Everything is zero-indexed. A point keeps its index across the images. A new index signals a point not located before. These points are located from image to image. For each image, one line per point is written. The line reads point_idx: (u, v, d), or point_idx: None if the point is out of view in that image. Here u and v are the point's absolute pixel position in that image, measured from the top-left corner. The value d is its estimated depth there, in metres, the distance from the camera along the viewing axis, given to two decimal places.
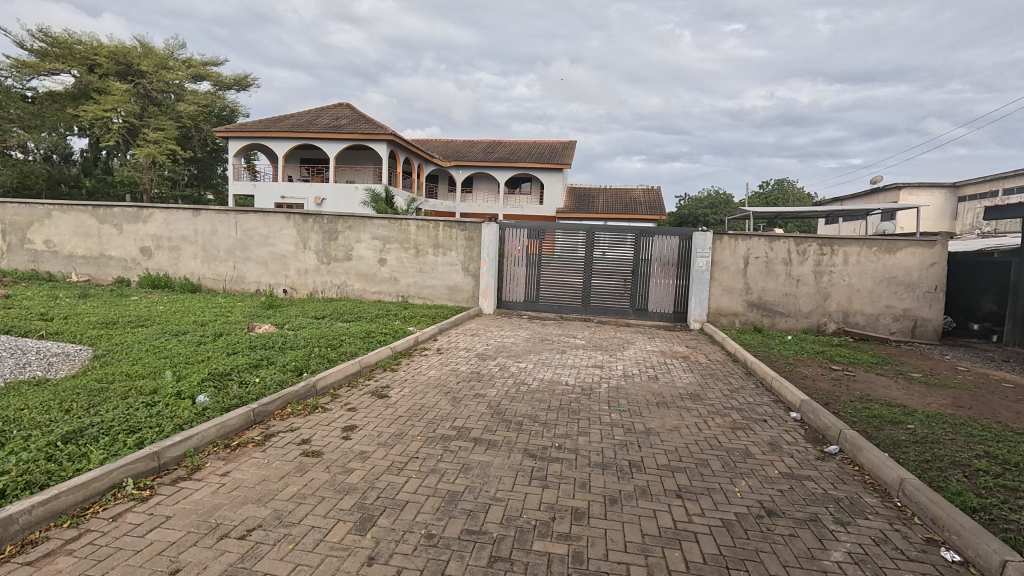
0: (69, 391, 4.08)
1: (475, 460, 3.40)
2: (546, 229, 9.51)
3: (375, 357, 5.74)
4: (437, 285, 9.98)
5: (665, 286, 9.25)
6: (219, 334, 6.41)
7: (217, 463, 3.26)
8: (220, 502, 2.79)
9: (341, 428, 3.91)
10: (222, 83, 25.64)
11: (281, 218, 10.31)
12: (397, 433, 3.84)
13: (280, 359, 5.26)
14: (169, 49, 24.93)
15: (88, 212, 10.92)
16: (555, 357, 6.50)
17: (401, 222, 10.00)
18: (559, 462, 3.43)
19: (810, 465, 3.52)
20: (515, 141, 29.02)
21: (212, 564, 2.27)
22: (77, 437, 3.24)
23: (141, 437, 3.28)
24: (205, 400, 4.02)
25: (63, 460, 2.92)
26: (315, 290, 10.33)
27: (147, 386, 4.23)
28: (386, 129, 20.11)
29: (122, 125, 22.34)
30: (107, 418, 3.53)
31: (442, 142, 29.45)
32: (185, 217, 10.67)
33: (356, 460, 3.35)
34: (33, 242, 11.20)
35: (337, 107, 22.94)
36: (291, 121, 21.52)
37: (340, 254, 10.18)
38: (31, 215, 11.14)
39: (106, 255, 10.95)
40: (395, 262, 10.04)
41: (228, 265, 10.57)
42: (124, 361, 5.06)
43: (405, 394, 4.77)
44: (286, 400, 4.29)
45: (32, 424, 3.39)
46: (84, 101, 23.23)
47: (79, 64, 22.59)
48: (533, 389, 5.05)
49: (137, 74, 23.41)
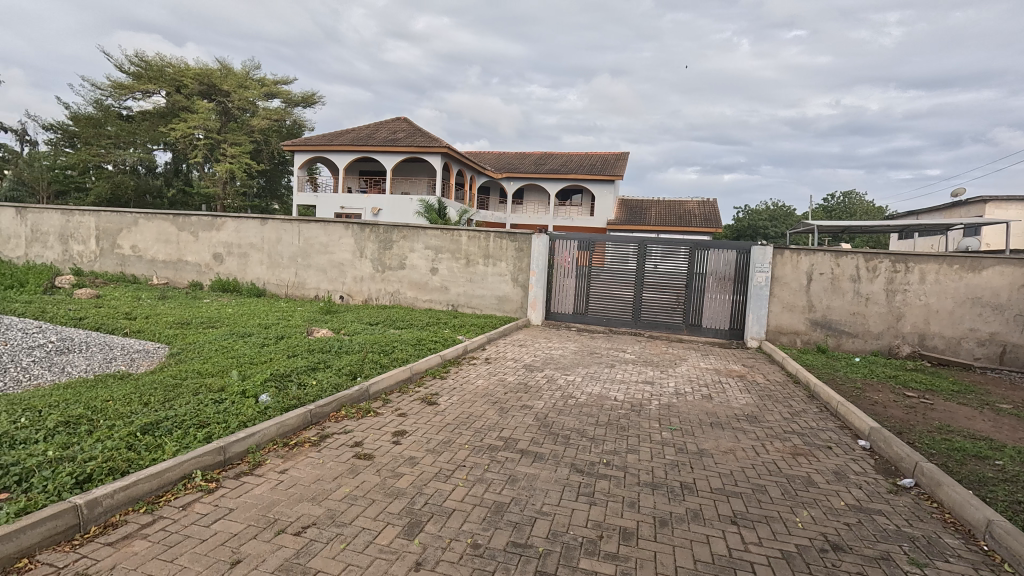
0: (147, 386, 4.40)
1: (522, 472, 3.39)
2: (596, 242, 9.43)
3: (426, 364, 5.86)
4: (487, 295, 10.07)
5: (720, 301, 8.93)
6: (281, 338, 6.72)
7: (276, 460, 3.43)
8: (278, 498, 2.93)
9: (391, 432, 4.00)
10: (291, 99, 27.25)
11: (341, 227, 10.78)
12: (446, 440, 3.90)
13: (335, 363, 5.46)
14: (246, 69, 26.81)
15: (169, 221, 11.85)
16: (604, 371, 6.39)
17: (452, 233, 10.20)
18: (607, 479, 3.35)
19: (882, 499, 3.27)
20: (566, 153, 29.09)
21: (270, 558, 2.38)
22: (154, 429, 3.49)
23: (210, 432, 3.49)
24: (267, 399, 4.23)
25: (141, 450, 3.16)
26: (369, 297, 10.70)
27: (215, 384, 4.50)
28: (441, 142, 20.68)
29: (205, 141, 24.08)
30: (179, 413, 3.78)
31: (495, 155, 29.96)
32: (253, 225, 11.35)
33: (406, 465, 3.42)
34: (121, 247, 12.23)
35: (395, 122, 23.81)
36: (352, 135, 22.53)
37: (394, 263, 10.51)
38: (120, 223, 12.18)
39: (183, 260, 11.81)
40: (446, 271, 10.24)
41: (290, 272, 11.14)
42: (196, 359, 5.41)
43: (454, 402, 4.84)
44: (341, 402, 4.45)
45: (116, 415, 3.69)
46: (171, 118, 25.32)
47: (168, 85, 24.73)
48: (581, 403, 5.00)
49: (217, 93, 25.29)
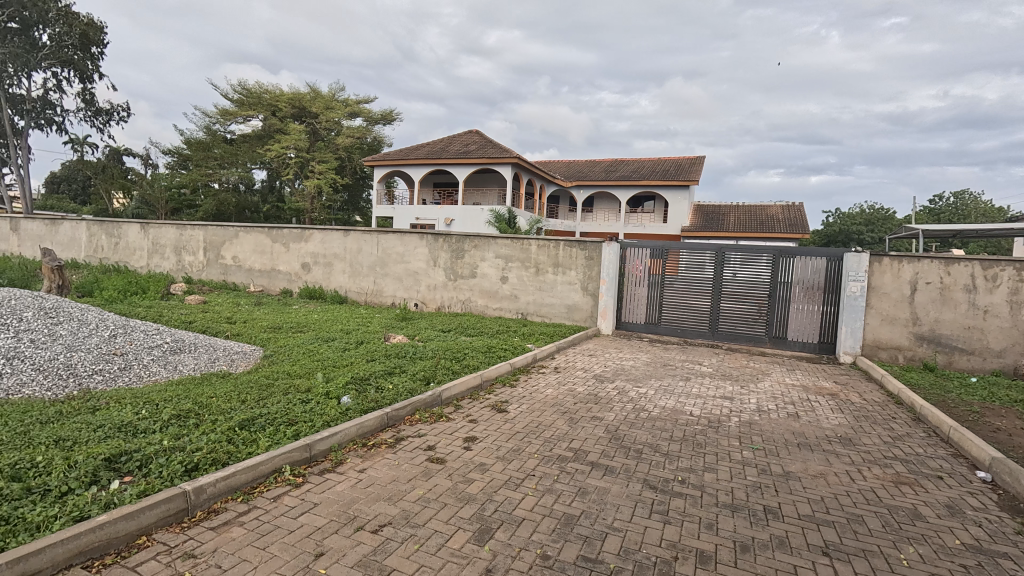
0: (245, 384, 4.82)
1: (592, 485, 3.33)
2: (669, 248, 9.11)
3: (496, 372, 5.94)
4: (557, 304, 10.04)
5: (808, 313, 8.33)
6: (360, 343, 7.10)
7: (356, 460, 3.61)
8: (358, 495, 3.08)
9: (462, 438, 4.09)
10: (372, 118, 28.89)
11: (416, 237, 11.23)
12: (516, 448, 3.92)
13: (410, 368, 5.67)
14: (332, 92, 28.82)
15: (265, 233, 12.93)
16: (678, 384, 6.14)
17: (522, 242, 10.30)
18: (682, 498, 3.21)
19: (1006, 540, 2.87)
20: (638, 159, 28.49)
21: (350, 553, 2.50)
22: (250, 425, 3.80)
23: (298, 430, 3.75)
24: (348, 401, 4.48)
25: (240, 443, 3.45)
26: (442, 305, 11.03)
27: (302, 385, 4.83)
28: (512, 152, 21.02)
29: (296, 159, 26.09)
30: (272, 411, 4.10)
31: (565, 163, 29.96)
32: (337, 237, 12.11)
33: (477, 471, 3.47)
34: (224, 258, 13.50)
35: (468, 134, 24.52)
36: (427, 149, 23.46)
37: (466, 272, 10.77)
38: (224, 236, 13.46)
39: (276, 269, 12.82)
40: (516, 279, 10.34)
41: (370, 280, 11.74)
42: (286, 362, 5.85)
43: (523, 410, 4.86)
44: (416, 406, 4.61)
45: (219, 410, 4.06)
46: (267, 140, 27.71)
47: (266, 110, 27.12)
48: (654, 417, 4.83)
49: (307, 115, 27.36)
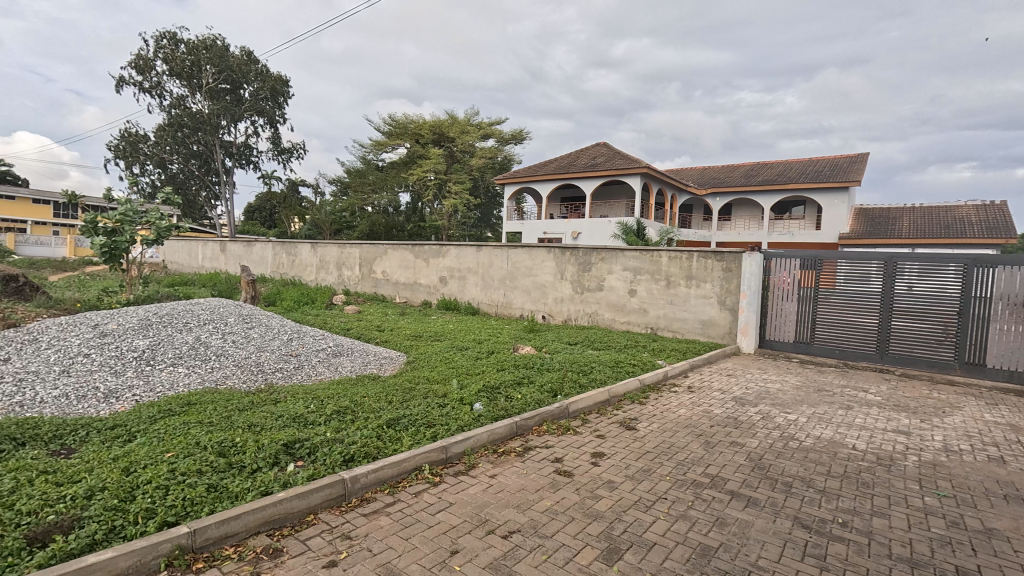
0: (391, 387, 5.32)
1: (733, 517, 3.07)
2: (824, 259, 8.13)
3: (624, 388, 5.78)
4: (690, 319, 9.49)
5: (1015, 336, 6.68)
6: (491, 353, 7.42)
7: (487, 465, 3.77)
8: (489, 500, 3.21)
9: (590, 453, 4.05)
10: (503, 138, 30.33)
11: (544, 251, 11.47)
12: (646, 468, 3.77)
13: (537, 380, 5.76)
14: (467, 116, 30.90)
15: (409, 250, 14.22)
16: (837, 413, 5.40)
17: (652, 254, 9.94)
18: (843, 544, 2.81)
19: None
20: (785, 161, 25.91)
21: (481, 554, 2.61)
22: (395, 424, 4.19)
23: (436, 432, 4.03)
24: (480, 408, 4.70)
25: (387, 440, 3.81)
26: (569, 318, 11.07)
27: (440, 391, 5.19)
28: (641, 162, 20.54)
29: (435, 181, 28.36)
30: (414, 413, 4.46)
31: (699, 170, 28.37)
32: (470, 252, 12.86)
33: (605, 488, 3.41)
34: (375, 272, 15.10)
35: (595, 147, 24.50)
36: (555, 164, 23.92)
37: (593, 285, 10.70)
38: (375, 252, 15.08)
39: (418, 282, 14.00)
40: (646, 292, 10.00)
41: (500, 293, 12.25)
42: (425, 368, 6.33)
43: (654, 429, 4.66)
44: (543, 418, 4.68)
45: (370, 409, 4.54)
46: (411, 165, 30.55)
47: (411, 138, 29.96)
48: (807, 448, 4.30)
49: (446, 140, 29.64)
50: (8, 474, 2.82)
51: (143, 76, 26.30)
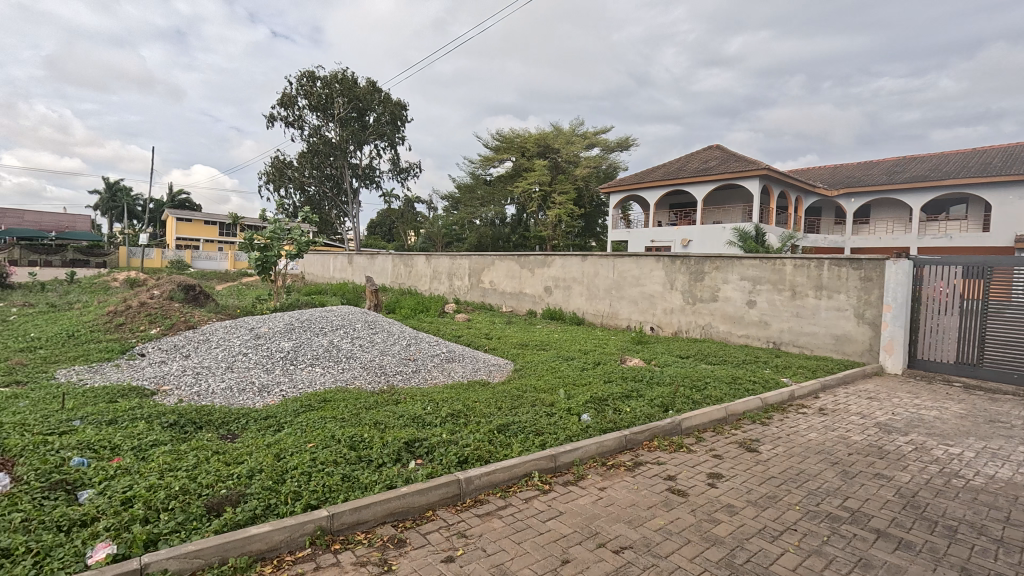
0: (500, 393, 5.48)
1: (879, 559, 2.71)
2: (994, 266, 6.92)
3: (744, 407, 5.37)
4: (820, 333, 8.58)
5: None
6: (598, 364, 7.32)
7: (597, 477, 3.72)
8: (599, 513, 3.17)
9: (706, 473, 3.82)
10: (608, 146, 30.00)
11: (653, 260, 11.10)
12: (770, 494, 3.48)
13: (647, 394, 5.57)
14: (572, 127, 31.08)
15: (515, 260, 14.59)
16: (1017, 449, 4.53)
17: (774, 262, 9.18)
18: None
19: None
20: (939, 153, 22.53)
21: (593, 567, 2.58)
22: (505, 430, 4.30)
23: (544, 441, 4.07)
24: (588, 418, 4.66)
25: (497, 445, 3.93)
26: (679, 330, 10.58)
27: (547, 400, 5.24)
28: (759, 164, 19.12)
29: (540, 192, 28.81)
30: (523, 420, 4.55)
31: (829, 169, 25.68)
32: (575, 261, 12.85)
33: (724, 512, 3.20)
34: (483, 282, 15.69)
35: (707, 150, 23.28)
36: (663, 170, 23.10)
37: (706, 295, 10.13)
38: (483, 263, 15.67)
39: (524, 292, 14.28)
40: (767, 304, 9.24)
41: (606, 303, 12.07)
42: (532, 376, 6.43)
43: (779, 453, 4.27)
44: (654, 432, 4.52)
45: (481, 414, 4.72)
46: (517, 177, 31.36)
47: (517, 152, 30.75)
48: (976, 488, 3.66)
49: (551, 152, 30.05)
50: (192, 452, 3.37)
51: (287, 112, 30.09)
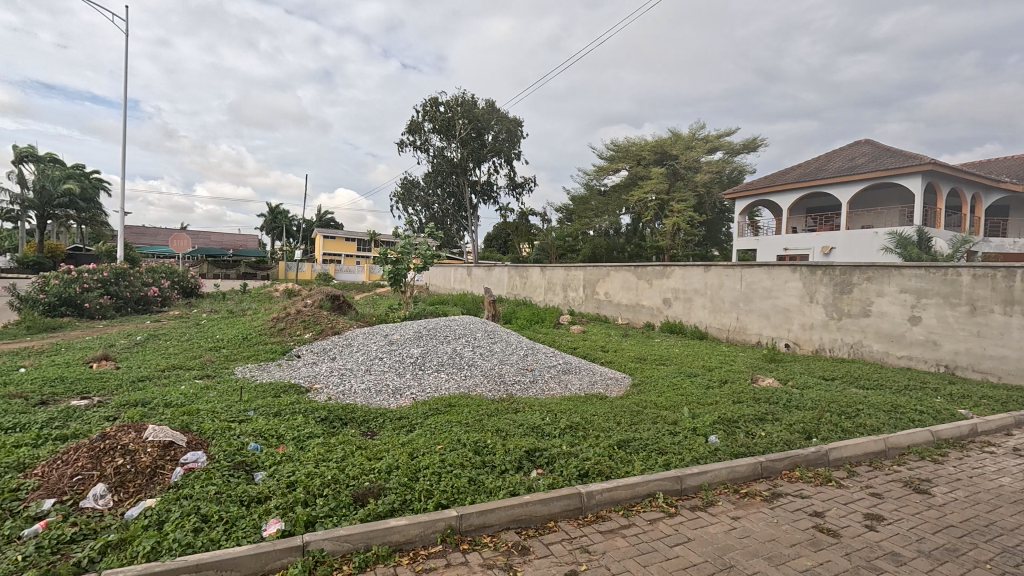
0: (619, 408, 5.34)
1: None
2: None
3: (908, 440, 4.63)
4: (1011, 357, 7.13)
5: None
6: (725, 382, 6.82)
7: (728, 505, 3.45)
8: (733, 544, 2.93)
9: (862, 513, 3.35)
10: (733, 148, 28.09)
11: (788, 270, 10.11)
12: (949, 547, 2.94)
13: (785, 417, 5.05)
14: (692, 131, 29.65)
15: (631, 271, 14.21)
16: None
17: (945, 272, 7.84)
18: None
19: None
20: None
21: None
22: (626, 446, 4.18)
23: (669, 460, 3.88)
24: (716, 440, 4.35)
25: (619, 461, 3.84)
26: (821, 348, 9.47)
27: (670, 417, 4.99)
28: (922, 159, 16.56)
29: (657, 201, 27.81)
30: (644, 437, 4.39)
31: (1018, 159, 21.42)
32: (697, 272, 12.16)
33: (887, 561, 2.77)
34: (598, 294, 15.49)
35: (852, 146, 20.75)
36: (797, 171, 21.03)
37: (855, 309, 8.96)
38: (598, 274, 15.49)
39: (640, 304, 13.84)
40: (936, 320, 7.91)
41: (732, 316, 11.23)
42: (652, 392, 6.18)
43: (959, 498, 3.61)
44: (795, 461, 4.08)
45: (600, 428, 4.64)
46: (632, 186, 30.64)
47: (631, 160, 29.74)
48: None
49: (669, 158, 28.93)
50: (340, 445, 3.77)
51: (415, 136, 32.68)
